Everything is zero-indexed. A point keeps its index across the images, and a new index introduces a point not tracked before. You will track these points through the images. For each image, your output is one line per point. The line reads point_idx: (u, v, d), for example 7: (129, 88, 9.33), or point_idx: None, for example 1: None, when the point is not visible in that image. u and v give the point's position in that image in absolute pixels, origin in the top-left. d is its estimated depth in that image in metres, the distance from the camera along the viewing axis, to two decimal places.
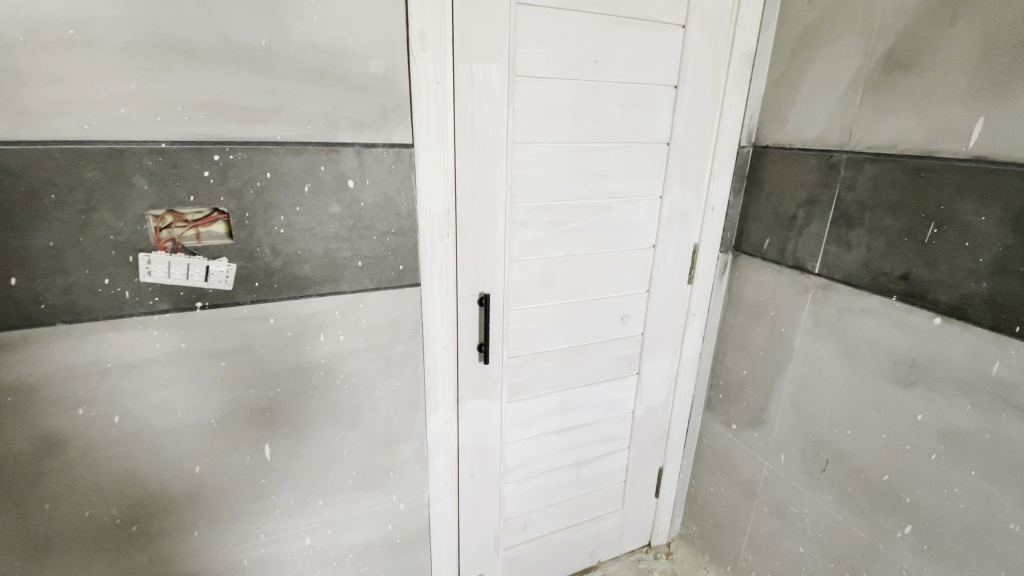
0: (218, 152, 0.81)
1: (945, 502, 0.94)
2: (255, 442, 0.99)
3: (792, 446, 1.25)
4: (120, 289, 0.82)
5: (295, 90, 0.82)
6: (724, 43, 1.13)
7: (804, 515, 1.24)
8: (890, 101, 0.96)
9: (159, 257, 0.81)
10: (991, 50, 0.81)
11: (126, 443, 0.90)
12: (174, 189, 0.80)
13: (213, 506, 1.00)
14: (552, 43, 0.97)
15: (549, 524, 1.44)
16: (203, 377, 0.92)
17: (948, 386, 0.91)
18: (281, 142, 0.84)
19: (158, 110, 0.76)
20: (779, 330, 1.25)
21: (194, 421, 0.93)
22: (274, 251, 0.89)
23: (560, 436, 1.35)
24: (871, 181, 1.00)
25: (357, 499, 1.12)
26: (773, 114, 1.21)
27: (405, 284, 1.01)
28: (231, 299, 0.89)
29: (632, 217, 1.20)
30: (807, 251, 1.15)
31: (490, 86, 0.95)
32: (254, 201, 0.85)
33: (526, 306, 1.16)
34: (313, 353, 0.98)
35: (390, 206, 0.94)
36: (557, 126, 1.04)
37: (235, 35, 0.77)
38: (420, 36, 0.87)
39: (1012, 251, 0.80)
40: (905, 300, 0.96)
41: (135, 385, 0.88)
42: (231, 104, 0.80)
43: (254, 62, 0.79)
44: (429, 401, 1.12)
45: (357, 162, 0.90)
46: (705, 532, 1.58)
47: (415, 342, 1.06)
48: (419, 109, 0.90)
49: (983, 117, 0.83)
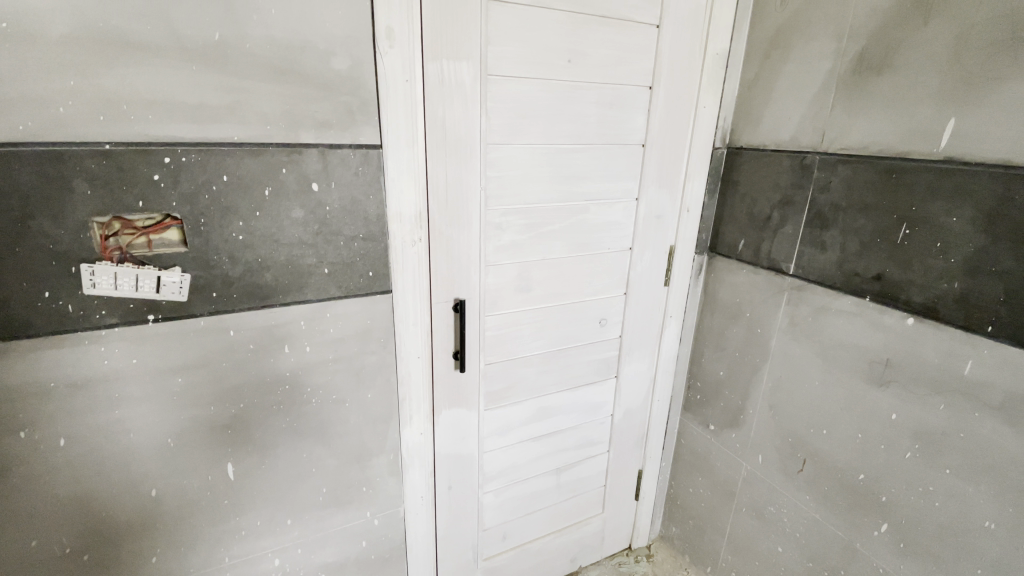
0: (169, 153, 0.76)
1: (921, 500, 0.95)
2: (217, 462, 0.94)
3: (769, 447, 1.25)
4: (62, 302, 0.75)
5: (254, 88, 0.78)
6: (698, 43, 1.12)
7: (782, 515, 1.24)
8: (862, 102, 0.96)
9: (104, 268, 0.75)
10: (961, 52, 0.82)
11: (73, 468, 0.83)
12: (120, 194, 0.74)
13: (171, 531, 0.94)
14: (526, 42, 0.95)
15: (529, 531, 1.41)
16: (158, 395, 0.86)
17: (922, 386, 0.92)
18: (238, 143, 0.79)
19: (100, 109, 0.71)
20: (754, 331, 1.25)
21: (149, 442, 0.87)
22: (233, 259, 0.84)
23: (539, 443, 1.32)
24: (844, 182, 1.00)
25: (328, 516, 1.08)
26: (746, 115, 1.21)
27: (375, 291, 0.96)
28: (186, 311, 0.83)
29: (609, 220, 1.18)
30: (781, 252, 1.15)
31: (462, 85, 0.92)
32: (210, 206, 0.80)
33: (503, 311, 1.13)
34: (277, 366, 0.93)
35: (357, 210, 0.90)
36: (532, 126, 1.01)
37: (186, 28, 0.72)
38: (387, 32, 0.83)
39: (983, 252, 0.81)
40: (879, 300, 0.97)
41: (82, 405, 0.81)
42: (183, 103, 0.75)
43: (207, 58, 0.74)
44: (402, 412, 1.08)
45: (322, 164, 0.85)
46: (685, 533, 1.58)
47: (387, 351, 1.02)
48: (387, 108, 0.86)
49: (954, 119, 0.83)
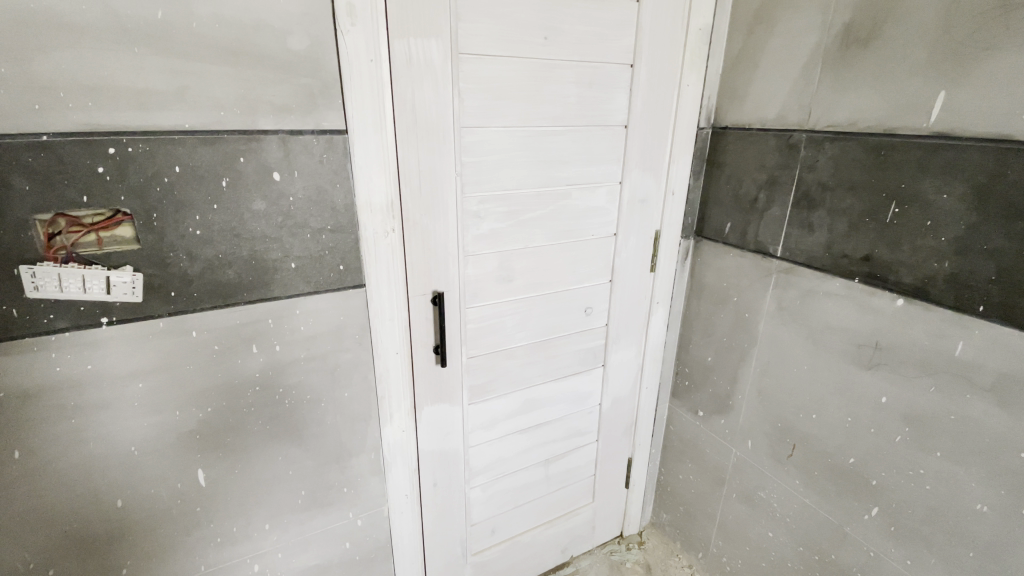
0: (114, 143, 0.70)
1: (911, 484, 0.94)
2: (187, 468, 0.89)
3: (759, 432, 1.24)
4: (5, 307, 0.70)
5: (204, 71, 0.72)
6: (679, 18, 1.08)
7: (772, 500, 1.23)
8: (849, 76, 0.93)
9: (46, 269, 0.70)
10: (951, 20, 0.78)
11: (30, 481, 0.78)
12: (62, 189, 0.69)
13: (141, 542, 0.90)
14: (499, 18, 0.90)
15: (518, 524, 1.39)
16: (118, 401, 0.81)
17: (912, 368, 0.90)
18: (189, 131, 0.74)
19: (35, 97, 0.65)
20: (742, 315, 1.23)
21: (111, 451, 0.82)
22: (191, 256, 0.79)
23: (527, 435, 1.29)
24: (832, 161, 0.97)
25: (308, 519, 1.04)
26: (731, 93, 1.17)
27: (348, 285, 0.92)
28: (143, 313, 0.78)
29: (592, 205, 1.14)
30: (768, 234, 1.12)
31: (431, 64, 0.86)
32: (163, 200, 0.75)
33: (484, 303, 1.09)
34: (246, 367, 0.88)
35: (324, 201, 0.85)
36: (508, 108, 0.96)
37: (125, 7, 0.66)
38: (348, 8, 0.77)
39: (974, 229, 0.79)
40: (867, 281, 0.95)
41: (34, 415, 0.76)
42: (126, 88, 0.69)
43: (151, 39, 0.68)
44: (382, 411, 1.04)
45: (283, 152, 0.80)
46: (676, 520, 1.57)
47: (363, 349, 0.97)
48: (351, 91, 0.81)
49: (944, 92, 0.80)
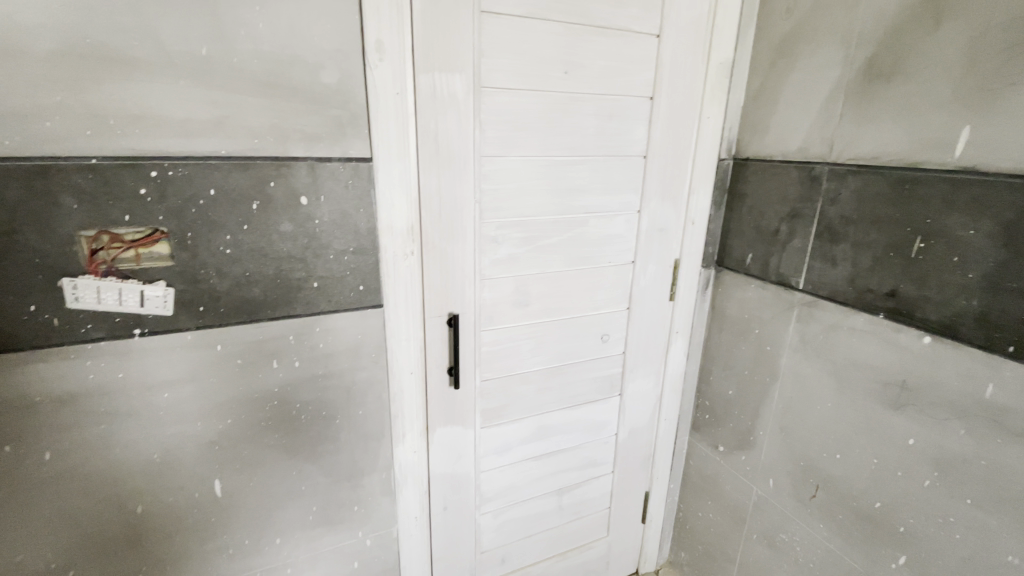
0: (156, 167, 0.75)
1: (940, 532, 0.89)
2: (204, 479, 0.92)
3: (781, 471, 1.19)
4: (47, 315, 0.75)
5: (241, 102, 0.77)
6: (700, 53, 1.10)
7: (794, 543, 1.18)
8: (871, 110, 0.92)
9: (87, 282, 0.75)
10: (975, 56, 0.77)
11: (58, 483, 0.82)
12: (106, 208, 0.74)
13: (157, 550, 0.92)
14: (520, 54, 0.93)
15: (529, 555, 1.37)
16: (144, 409, 0.84)
17: (940, 410, 0.86)
18: (225, 156, 0.79)
19: (88, 124, 0.71)
20: (764, 349, 1.20)
21: (135, 457, 0.86)
22: (220, 273, 0.83)
23: (539, 463, 1.28)
24: (855, 194, 0.96)
25: (318, 536, 1.05)
26: (752, 125, 1.17)
27: (366, 305, 0.95)
28: (172, 326, 0.82)
29: (611, 233, 1.15)
30: (790, 267, 1.11)
31: (455, 97, 0.90)
32: (197, 220, 0.79)
33: (499, 326, 1.10)
34: (266, 382, 0.91)
35: (347, 224, 0.89)
36: (528, 139, 0.99)
37: (173, 43, 0.72)
38: (378, 45, 0.82)
39: (1003, 267, 0.76)
40: (892, 317, 0.92)
41: (68, 419, 0.80)
42: (170, 116, 0.74)
43: (195, 72, 0.74)
44: (395, 431, 1.05)
45: (310, 177, 0.84)
46: (694, 559, 1.51)
47: (379, 368, 1.00)
48: (377, 120, 0.85)
49: (969, 127, 0.79)
